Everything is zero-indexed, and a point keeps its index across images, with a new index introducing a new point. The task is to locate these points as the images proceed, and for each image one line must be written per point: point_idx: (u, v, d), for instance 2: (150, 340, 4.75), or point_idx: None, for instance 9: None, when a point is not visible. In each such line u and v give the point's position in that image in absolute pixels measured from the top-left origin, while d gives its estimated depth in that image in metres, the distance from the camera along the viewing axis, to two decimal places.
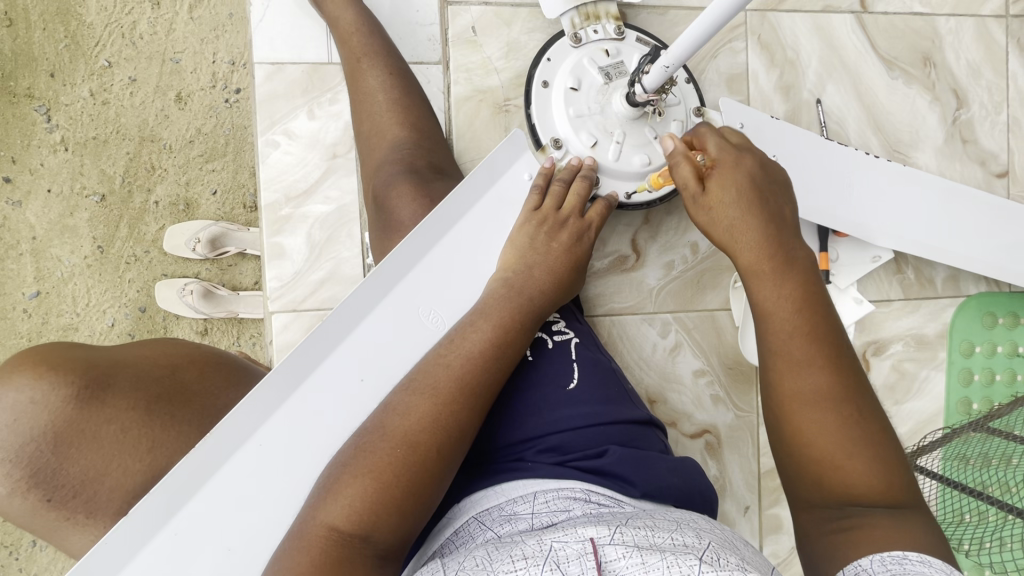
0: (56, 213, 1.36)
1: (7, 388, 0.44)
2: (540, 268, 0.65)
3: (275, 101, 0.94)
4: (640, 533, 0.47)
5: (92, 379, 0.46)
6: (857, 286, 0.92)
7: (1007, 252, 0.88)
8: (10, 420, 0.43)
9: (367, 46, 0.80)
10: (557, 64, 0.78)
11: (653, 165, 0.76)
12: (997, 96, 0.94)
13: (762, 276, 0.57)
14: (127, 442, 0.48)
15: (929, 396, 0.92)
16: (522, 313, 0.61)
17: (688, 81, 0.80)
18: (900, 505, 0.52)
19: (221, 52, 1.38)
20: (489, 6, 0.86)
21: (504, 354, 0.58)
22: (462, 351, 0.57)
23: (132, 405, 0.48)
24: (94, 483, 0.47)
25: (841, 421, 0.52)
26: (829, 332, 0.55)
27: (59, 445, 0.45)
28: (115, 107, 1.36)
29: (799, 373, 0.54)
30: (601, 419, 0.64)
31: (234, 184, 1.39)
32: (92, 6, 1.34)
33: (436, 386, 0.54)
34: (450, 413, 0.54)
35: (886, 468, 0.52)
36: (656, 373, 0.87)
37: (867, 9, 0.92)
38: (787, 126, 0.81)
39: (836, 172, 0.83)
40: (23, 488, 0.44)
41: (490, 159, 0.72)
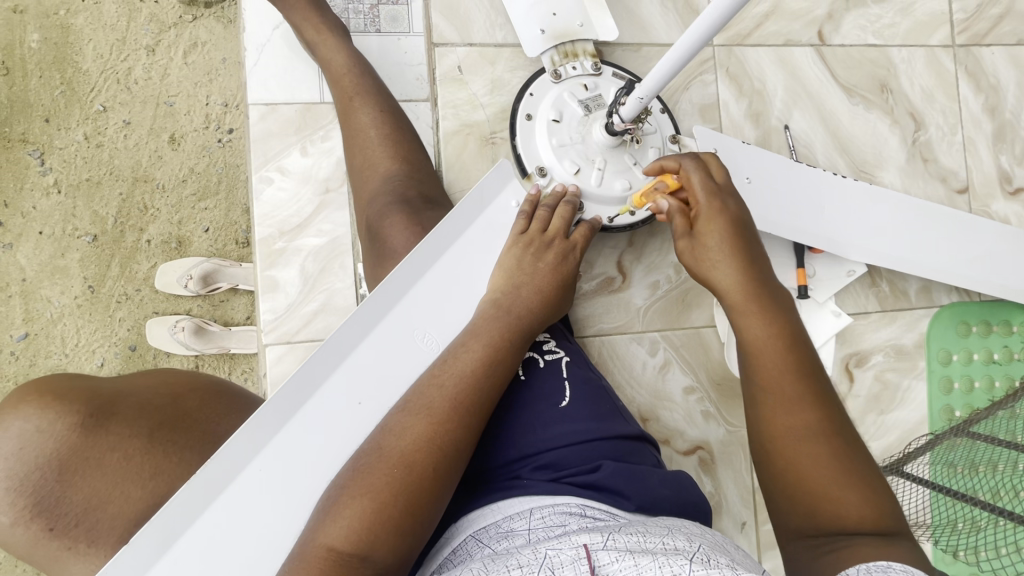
0: (47, 254, 1.37)
1: (14, 419, 0.45)
2: (529, 288, 0.67)
3: (269, 140, 0.98)
4: (633, 539, 0.48)
5: (96, 409, 0.48)
6: (835, 300, 0.95)
7: (973, 263, 0.92)
8: (17, 448, 0.45)
9: (359, 85, 0.85)
10: (539, 98, 0.83)
11: (634, 190, 0.80)
12: (952, 118, 1.00)
13: (746, 313, 0.60)
14: (130, 469, 0.49)
15: (912, 404, 0.95)
16: (512, 331, 0.63)
17: (662, 111, 0.85)
18: (890, 533, 0.51)
19: (214, 94, 1.43)
20: (473, 47, 0.91)
21: (498, 370, 0.60)
22: (456, 370, 0.59)
23: (135, 432, 0.49)
24: (97, 509, 0.47)
25: (830, 454, 0.54)
26: (813, 369, 0.58)
27: (64, 473, 0.46)
28: (109, 150, 1.39)
29: (790, 408, 0.56)
30: (594, 435, 0.65)
31: (226, 221, 1.42)
32: (88, 54, 1.39)
33: (432, 406, 0.56)
34: (445, 432, 0.55)
35: (875, 501, 0.53)
36: (647, 391, 0.89)
37: (825, 41, 0.98)
38: (757, 153, 0.86)
39: (806, 194, 0.87)
40: (27, 516, 0.45)
41: (479, 187, 0.75)
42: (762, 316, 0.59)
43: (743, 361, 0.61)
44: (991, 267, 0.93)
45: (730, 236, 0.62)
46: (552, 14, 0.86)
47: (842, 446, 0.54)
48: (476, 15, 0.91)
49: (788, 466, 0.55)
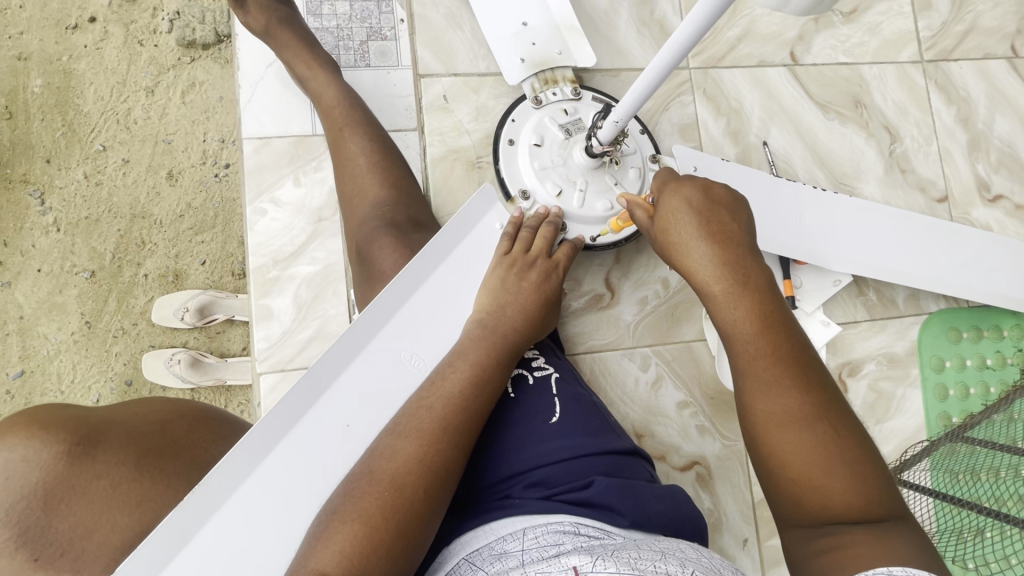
0: (45, 291, 1.39)
1: (3, 450, 0.46)
2: (512, 307, 0.68)
3: (262, 172, 1.03)
4: (624, 562, 0.48)
5: (82, 437, 0.48)
6: (823, 310, 0.95)
7: (956, 269, 0.94)
8: (4, 477, 0.45)
9: (349, 117, 0.88)
10: (521, 124, 0.85)
11: (616, 210, 0.81)
12: (926, 130, 1.03)
13: (720, 298, 0.60)
14: (116, 498, 0.49)
15: (909, 413, 0.95)
16: (499, 350, 0.63)
17: (642, 132, 0.88)
18: (878, 520, 0.52)
19: (211, 131, 1.48)
20: (458, 76, 0.93)
21: (484, 390, 0.60)
22: (445, 391, 0.59)
23: (121, 459, 0.49)
24: (82, 538, 0.47)
25: (814, 440, 0.54)
26: (793, 350, 0.57)
27: (50, 502, 0.46)
28: (108, 188, 1.43)
29: (769, 394, 0.56)
30: (585, 450, 0.65)
31: (222, 253, 1.45)
32: (89, 97, 1.44)
33: (422, 427, 0.56)
34: (435, 453, 0.55)
35: (864, 486, 0.52)
36: (641, 408, 0.89)
37: (798, 61, 1.01)
38: (736, 169, 0.88)
39: (787, 209, 0.89)
40: (13, 547, 0.45)
41: (464, 210, 0.76)
42: (735, 300, 0.59)
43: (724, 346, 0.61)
44: (975, 272, 0.94)
45: (696, 221, 0.62)
46: (532, 44, 0.90)
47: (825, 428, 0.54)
48: (460, 47, 0.94)
49: (774, 455, 0.55)
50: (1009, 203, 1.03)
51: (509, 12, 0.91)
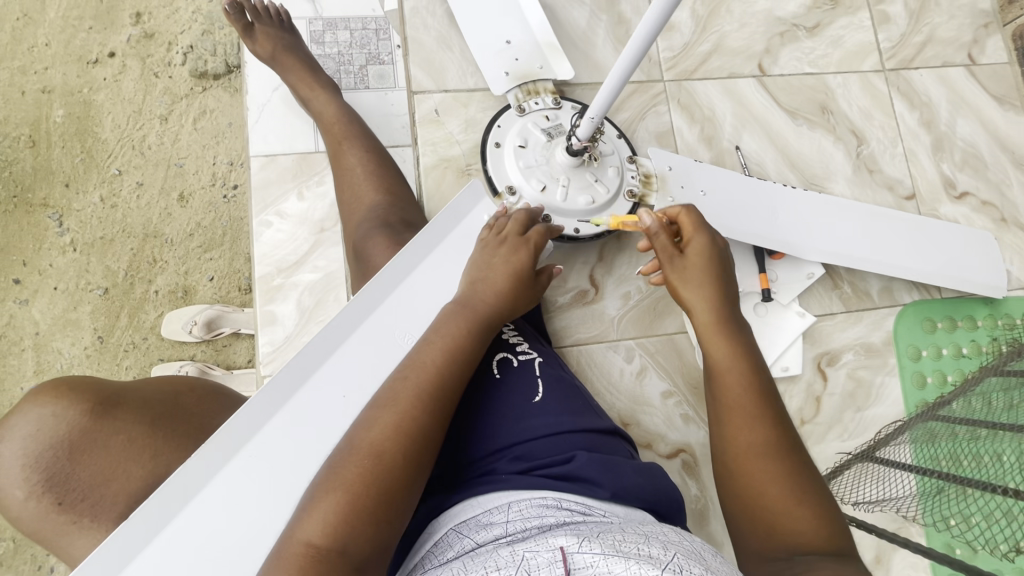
0: (60, 308, 1.46)
1: (34, 405, 0.52)
2: (490, 287, 0.72)
3: (269, 187, 1.15)
4: (608, 543, 0.50)
5: (104, 399, 0.55)
6: (799, 302, 1.00)
7: (926, 258, 0.98)
8: (34, 429, 0.52)
9: (348, 131, 0.96)
10: (507, 129, 0.92)
11: (597, 203, 0.89)
12: (891, 133, 1.09)
13: (714, 336, 0.68)
14: (133, 452, 0.56)
15: (888, 401, 0.98)
16: (474, 325, 0.68)
17: (619, 136, 0.95)
18: (842, 552, 0.57)
19: (221, 155, 1.57)
20: (448, 92, 1.01)
21: (457, 362, 0.65)
22: (421, 365, 0.63)
23: (139, 419, 0.57)
24: (102, 486, 0.55)
25: (784, 471, 0.61)
26: (772, 394, 0.65)
27: (74, 453, 0.53)
28: (123, 210, 1.51)
29: (750, 427, 0.63)
30: (567, 427, 0.69)
31: (230, 270, 1.52)
32: (107, 125, 1.54)
33: (399, 395, 0.60)
34: (411, 418, 0.59)
35: (824, 520, 0.59)
36: (626, 398, 0.93)
37: (766, 72, 1.09)
38: (709, 169, 0.94)
39: (760, 203, 0.95)
40: (39, 491, 0.52)
41: (453, 205, 0.83)
42: (730, 339, 0.67)
43: (711, 380, 0.68)
44: (943, 261, 0.99)
45: (711, 266, 0.70)
46: (514, 60, 0.98)
47: (797, 468, 0.61)
48: (450, 66, 1.02)
49: (754, 484, 0.61)
50: (974, 199, 1.08)
51: (494, 29, 0.99)
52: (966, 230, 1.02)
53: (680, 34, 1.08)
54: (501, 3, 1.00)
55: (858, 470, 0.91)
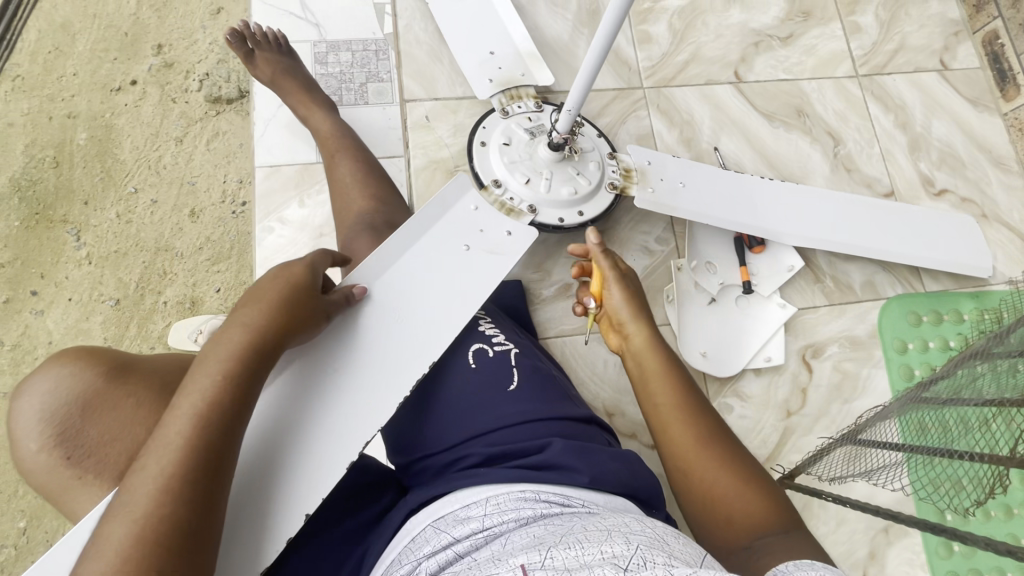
0: (73, 318, 1.52)
1: (56, 365, 0.60)
2: (233, 327, 0.62)
3: (272, 196, 1.22)
4: (571, 553, 0.47)
5: (117, 363, 0.62)
6: (781, 294, 1.02)
7: (905, 239, 1.00)
8: (54, 386, 0.58)
9: (342, 143, 1.03)
10: (492, 129, 0.99)
11: (579, 195, 0.95)
12: (867, 134, 1.13)
13: (645, 352, 0.76)
14: (137, 414, 0.60)
15: (875, 393, 0.99)
16: (234, 367, 0.59)
17: (598, 135, 1.01)
18: (785, 523, 0.60)
19: (231, 173, 1.65)
20: (438, 100, 1.07)
21: (215, 422, 0.56)
22: (164, 444, 0.54)
23: (146, 384, 0.62)
24: (104, 446, 0.59)
25: (724, 460, 0.66)
26: (697, 395, 0.72)
27: (86, 410, 0.59)
28: (137, 225, 1.58)
29: (684, 425, 0.69)
30: (540, 415, 0.70)
31: (236, 282, 1.57)
32: (126, 147, 1.64)
33: (137, 491, 0.51)
34: (155, 513, 0.50)
35: (766, 497, 0.63)
36: (610, 388, 0.95)
37: (742, 79, 1.14)
38: (686, 163, 0.98)
39: (737, 192, 0.98)
40: (52, 445, 0.58)
41: (441, 196, 0.89)
42: (660, 353, 0.75)
43: (644, 393, 0.74)
44: (924, 245, 1.01)
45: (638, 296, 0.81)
46: (498, 68, 1.04)
47: (742, 461, 0.66)
48: (441, 77, 1.09)
49: (703, 482, 0.65)
50: (953, 196, 1.11)
51: (482, 41, 1.06)
52: (940, 217, 1.04)
53: (658, 45, 1.14)
54: (489, 19, 1.08)
55: (845, 451, 0.84)
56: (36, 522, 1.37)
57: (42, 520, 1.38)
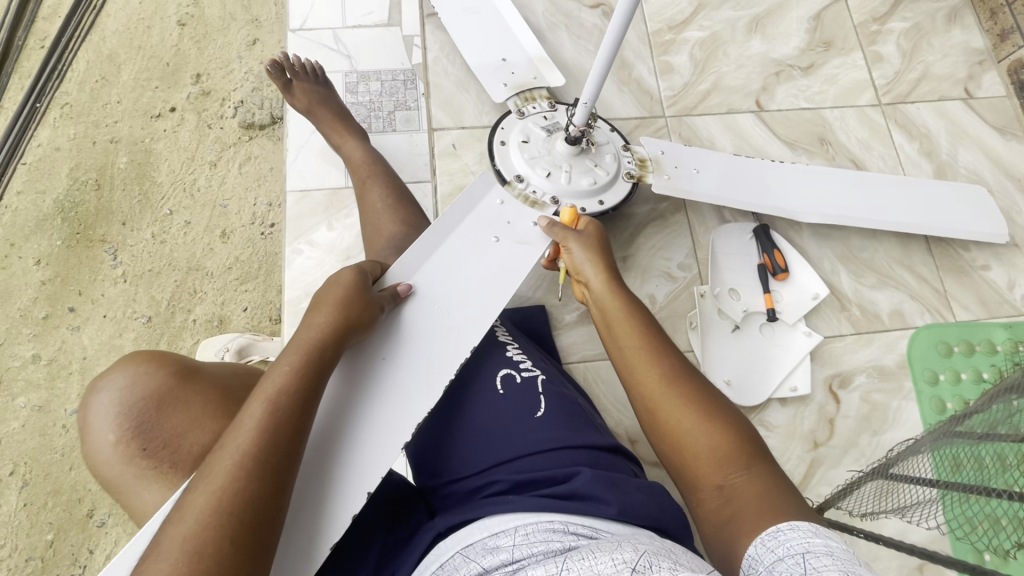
0: (107, 334, 1.57)
1: (130, 368, 0.69)
2: (307, 328, 0.71)
3: (301, 220, 1.26)
4: (584, 564, 0.47)
5: (185, 367, 0.71)
6: (806, 323, 1.01)
7: (923, 211, 1.01)
8: (129, 384, 0.68)
9: (373, 170, 1.07)
10: (509, 129, 1.01)
11: (599, 184, 0.98)
12: (891, 162, 1.13)
13: (609, 300, 0.80)
14: (204, 410, 0.69)
15: (906, 424, 0.96)
16: (306, 362, 0.67)
17: (612, 129, 1.03)
18: (750, 457, 0.64)
19: (261, 196, 1.71)
20: (464, 129, 1.11)
21: (285, 410, 0.62)
22: (243, 428, 0.60)
23: (210, 384, 0.71)
24: (176, 437, 0.68)
25: (689, 398, 0.68)
26: (660, 337, 0.75)
27: (157, 405, 0.68)
28: (170, 245, 1.64)
29: (649, 366, 0.72)
30: (566, 443, 0.70)
31: (263, 301, 1.62)
32: (163, 170, 1.71)
33: (212, 472, 0.57)
34: (232, 484, 0.56)
35: (733, 433, 0.66)
36: (633, 415, 0.94)
37: (764, 108, 1.15)
38: (695, 150, 1.01)
39: (748, 175, 1.00)
40: (127, 437, 0.67)
41: (467, 192, 0.93)
42: (622, 301, 0.79)
43: (610, 336, 0.78)
44: (941, 217, 1.01)
45: (600, 252, 0.85)
46: (512, 73, 1.07)
47: (708, 402, 0.68)
48: (467, 107, 1.13)
49: (671, 424, 0.68)
50: None
51: (492, 50, 1.08)
52: (939, 185, 1.04)
53: (680, 75, 1.17)
54: (495, 26, 1.10)
55: (875, 485, 0.83)
56: (63, 534, 1.41)
57: (69, 532, 1.41)
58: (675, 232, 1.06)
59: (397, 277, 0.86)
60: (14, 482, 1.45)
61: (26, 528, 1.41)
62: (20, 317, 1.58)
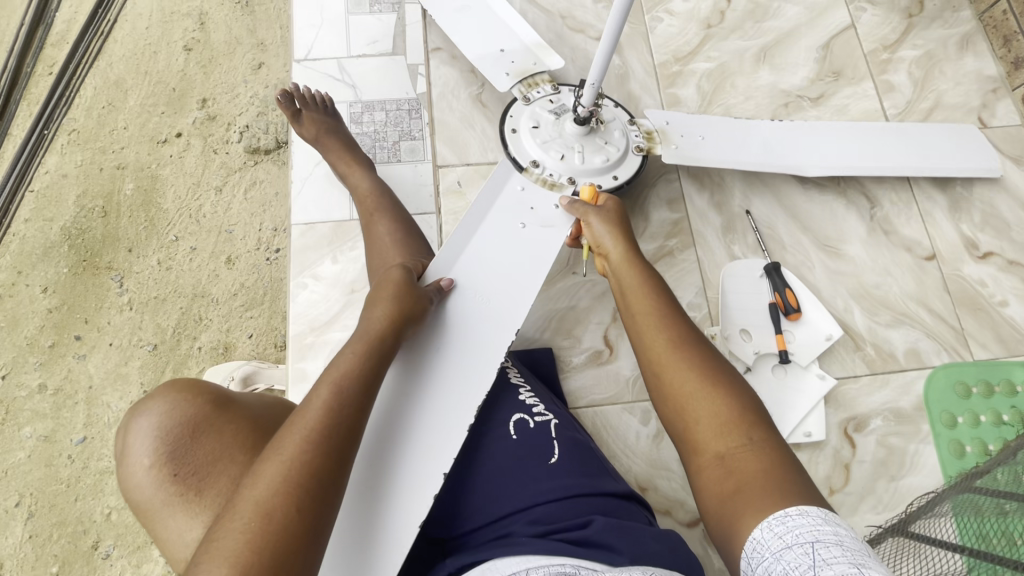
0: (113, 362, 1.57)
1: (168, 393, 0.68)
2: (369, 324, 0.76)
3: (306, 252, 1.25)
4: None
5: (223, 395, 0.70)
6: (819, 364, 0.99)
7: (929, 155, 1.02)
8: (168, 408, 0.67)
9: (380, 204, 1.05)
10: (517, 117, 1.02)
11: (611, 161, 0.99)
12: (904, 195, 1.11)
13: (622, 267, 0.82)
14: (240, 440, 0.68)
15: (924, 469, 0.94)
16: (369, 354, 0.73)
17: (616, 105, 1.04)
18: (753, 424, 0.64)
19: (266, 221, 1.71)
20: (470, 165, 1.10)
21: (348, 395, 0.67)
22: (310, 409, 0.65)
23: (248, 414, 0.70)
24: (210, 465, 0.66)
25: (695, 364, 0.70)
26: (673, 306, 0.77)
27: (195, 433, 0.67)
28: (176, 272, 1.64)
29: (658, 330, 0.74)
30: (583, 490, 0.69)
31: (268, 327, 1.61)
32: (169, 196, 1.71)
33: (281, 444, 0.61)
34: (297, 462, 0.60)
35: (735, 400, 0.66)
36: (643, 460, 0.92)
37: None
38: (698, 116, 1.02)
39: (755, 134, 1.01)
40: (162, 462, 0.65)
41: (489, 181, 0.94)
42: (634, 271, 0.81)
43: (624, 305, 0.80)
44: (945, 159, 1.03)
45: (615, 225, 0.88)
46: (510, 61, 1.05)
47: (714, 368, 0.69)
48: (472, 143, 1.12)
49: (676, 389, 0.69)
50: (1000, 260, 1.07)
51: (486, 40, 1.07)
52: (935, 125, 1.06)
53: (687, 108, 1.15)
54: (489, 19, 1.08)
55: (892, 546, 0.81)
56: (67, 567, 1.40)
57: (73, 565, 1.40)
58: (684, 270, 1.04)
59: (438, 273, 0.89)
60: (19, 513, 1.44)
61: (32, 560, 1.40)
62: (27, 345, 1.58)
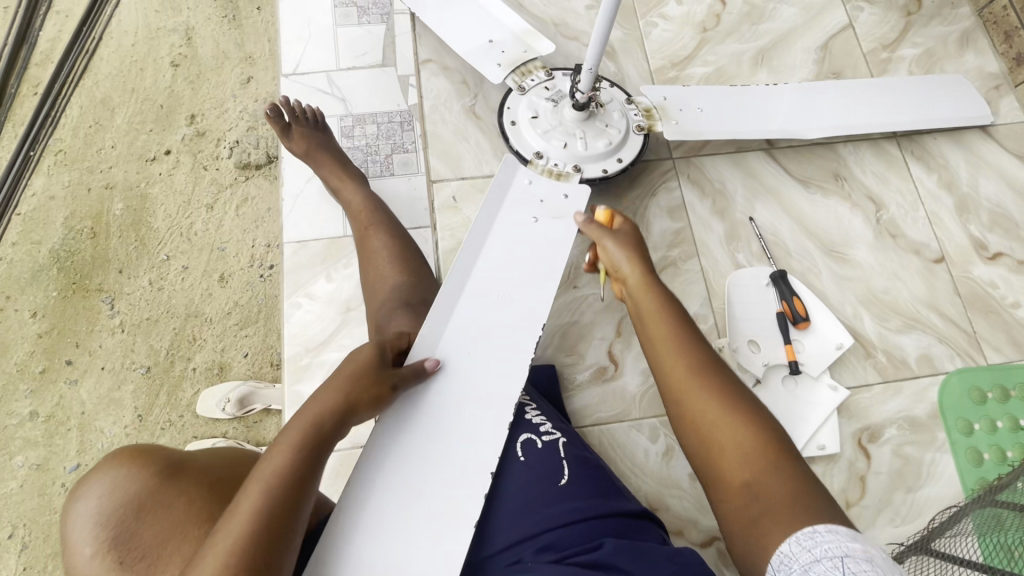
0: (106, 387, 1.53)
1: (109, 472, 0.65)
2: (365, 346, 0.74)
3: (300, 271, 1.23)
4: None
5: (171, 463, 0.67)
6: (831, 374, 0.96)
7: (919, 111, 1.05)
8: (109, 490, 0.63)
9: (375, 219, 1.02)
10: (515, 108, 1.02)
11: (614, 144, 0.99)
12: (910, 197, 1.09)
13: (639, 293, 0.77)
14: (190, 511, 0.63)
15: (943, 479, 0.91)
16: (369, 367, 0.71)
17: (612, 86, 1.04)
18: (777, 454, 0.61)
19: (259, 237, 1.68)
20: (465, 179, 1.07)
21: (334, 419, 0.66)
22: (290, 431, 0.64)
23: (199, 482, 0.66)
24: (157, 547, 0.62)
25: (716, 393, 0.66)
26: (691, 326, 0.73)
27: (139, 512, 0.63)
28: (168, 292, 1.61)
29: (677, 355, 0.70)
30: (595, 512, 0.66)
31: (263, 345, 1.58)
32: (160, 214, 1.68)
33: (271, 466, 0.61)
34: (279, 489, 0.59)
35: (758, 429, 0.63)
36: (653, 479, 0.89)
37: (775, 145, 1.11)
38: (693, 88, 1.02)
39: (752, 103, 1.02)
40: (107, 548, 0.61)
41: (497, 180, 0.92)
42: (653, 297, 0.75)
43: (641, 323, 0.76)
44: (932, 111, 1.06)
45: (629, 242, 0.81)
46: (501, 52, 1.03)
47: (737, 394, 0.66)
48: (467, 156, 1.09)
49: (697, 421, 0.66)
50: (1010, 260, 1.05)
51: (475, 33, 1.04)
52: (921, 79, 1.08)
53: None
54: (478, 16, 1.05)
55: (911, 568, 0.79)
56: None
57: None
58: (689, 280, 1.01)
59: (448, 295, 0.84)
60: (13, 545, 1.40)
61: None
62: (17, 372, 1.54)
